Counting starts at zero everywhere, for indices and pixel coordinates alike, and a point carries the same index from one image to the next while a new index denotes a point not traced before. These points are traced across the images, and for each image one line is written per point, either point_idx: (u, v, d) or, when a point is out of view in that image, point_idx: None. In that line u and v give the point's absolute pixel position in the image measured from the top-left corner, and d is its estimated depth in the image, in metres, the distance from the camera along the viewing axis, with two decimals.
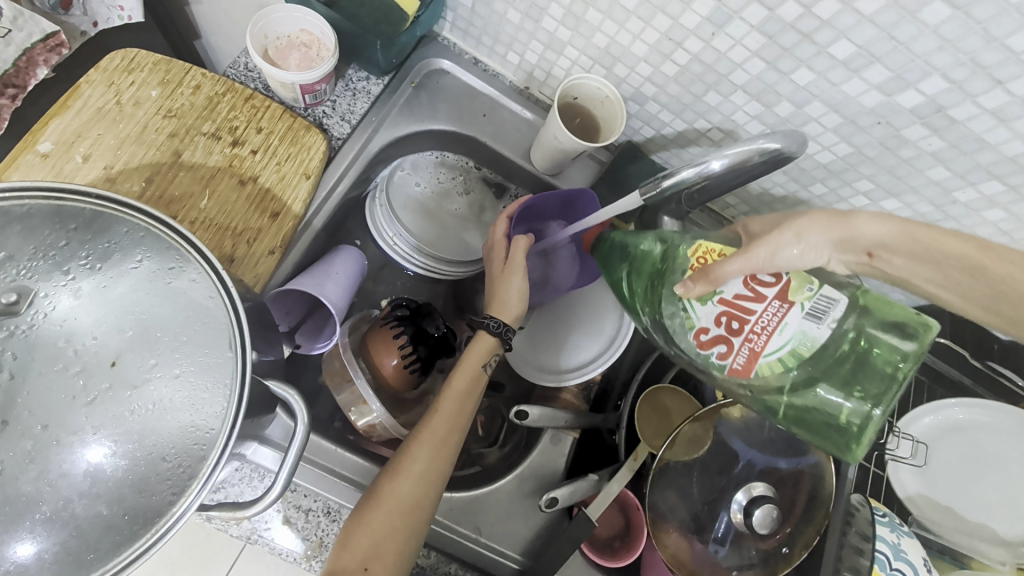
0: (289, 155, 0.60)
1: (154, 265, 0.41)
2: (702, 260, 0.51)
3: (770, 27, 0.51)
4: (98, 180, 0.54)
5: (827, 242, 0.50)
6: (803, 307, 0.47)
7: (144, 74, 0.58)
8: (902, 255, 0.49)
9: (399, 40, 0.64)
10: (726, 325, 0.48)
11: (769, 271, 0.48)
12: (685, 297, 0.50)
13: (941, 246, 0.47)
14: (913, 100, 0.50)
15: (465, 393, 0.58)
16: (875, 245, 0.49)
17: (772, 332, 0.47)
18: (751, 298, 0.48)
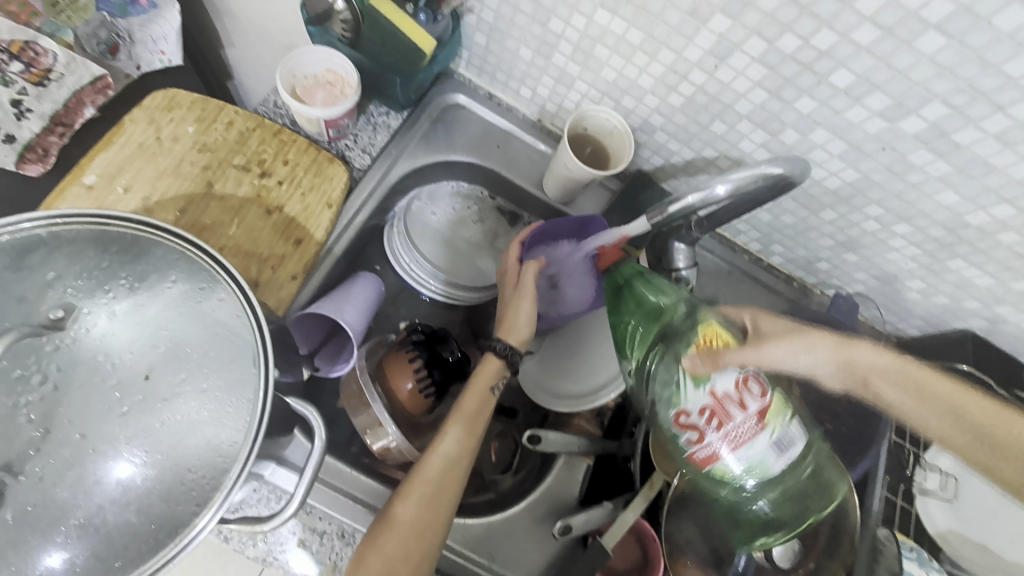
0: (313, 186, 0.63)
1: (185, 287, 0.44)
2: (707, 343, 0.53)
3: (771, 58, 0.53)
4: (137, 210, 0.58)
5: (832, 362, 0.52)
6: (773, 434, 0.48)
7: (182, 112, 0.62)
8: (891, 385, 0.50)
9: (418, 77, 0.68)
10: (706, 418, 0.50)
11: (760, 386, 0.50)
12: (687, 371, 0.52)
13: (929, 383, 0.50)
14: (915, 125, 0.51)
15: (475, 415, 0.59)
16: (874, 372, 0.51)
17: (739, 445, 0.48)
18: (738, 403, 0.49)
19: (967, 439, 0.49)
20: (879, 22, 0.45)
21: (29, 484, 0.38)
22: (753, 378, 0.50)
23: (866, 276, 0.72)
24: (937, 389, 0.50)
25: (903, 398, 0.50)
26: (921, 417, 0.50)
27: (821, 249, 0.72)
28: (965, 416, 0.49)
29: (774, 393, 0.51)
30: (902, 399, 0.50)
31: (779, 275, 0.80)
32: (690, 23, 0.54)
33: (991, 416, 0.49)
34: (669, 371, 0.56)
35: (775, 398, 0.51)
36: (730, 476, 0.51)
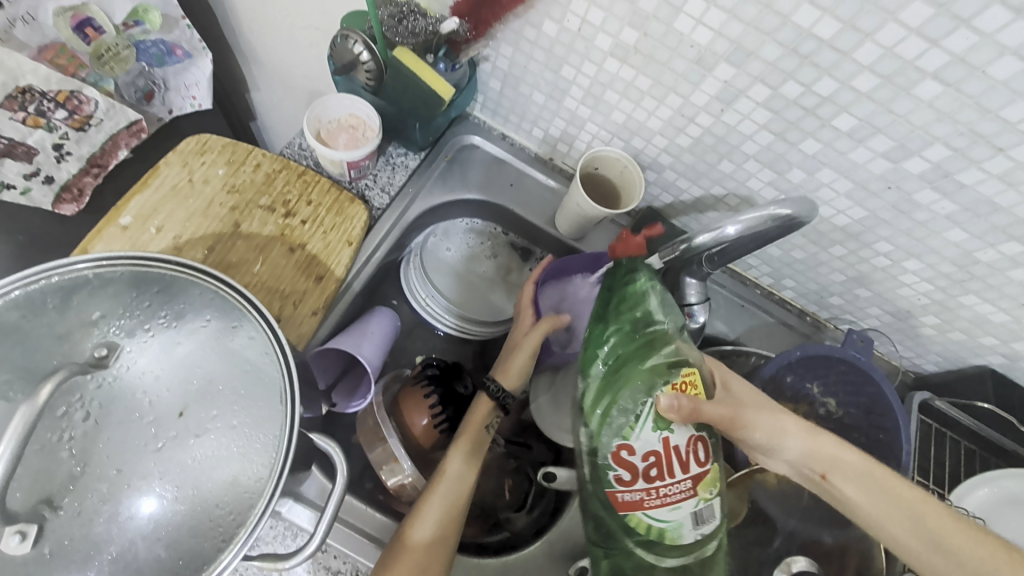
0: (335, 225, 0.66)
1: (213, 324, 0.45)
2: (682, 387, 0.48)
3: (775, 103, 0.55)
4: (168, 249, 0.60)
5: (800, 451, 0.52)
6: (699, 504, 0.46)
7: (213, 156, 0.66)
8: (849, 483, 0.50)
9: (436, 121, 0.71)
10: (648, 463, 0.46)
11: (706, 454, 0.47)
12: (658, 405, 0.46)
13: (888, 486, 0.49)
14: (919, 166, 0.53)
15: (474, 449, 0.59)
16: (835, 464, 0.51)
17: (666, 502, 0.45)
18: (682, 461, 0.46)
19: (921, 546, 0.47)
20: (877, 71, 0.47)
21: (67, 518, 0.40)
22: (702, 443, 0.48)
23: (879, 311, 0.72)
24: (896, 493, 0.49)
25: (861, 499, 0.49)
26: (876, 520, 0.49)
27: (832, 284, 0.72)
28: (923, 526, 0.47)
29: (716, 465, 0.49)
30: (860, 496, 0.50)
31: (791, 309, 0.80)
32: (696, 71, 0.56)
33: (952, 530, 0.47)
34: (627, 401, 0.48)
35: (714, 474, 0.47)
36: (637, 534, 0.46)
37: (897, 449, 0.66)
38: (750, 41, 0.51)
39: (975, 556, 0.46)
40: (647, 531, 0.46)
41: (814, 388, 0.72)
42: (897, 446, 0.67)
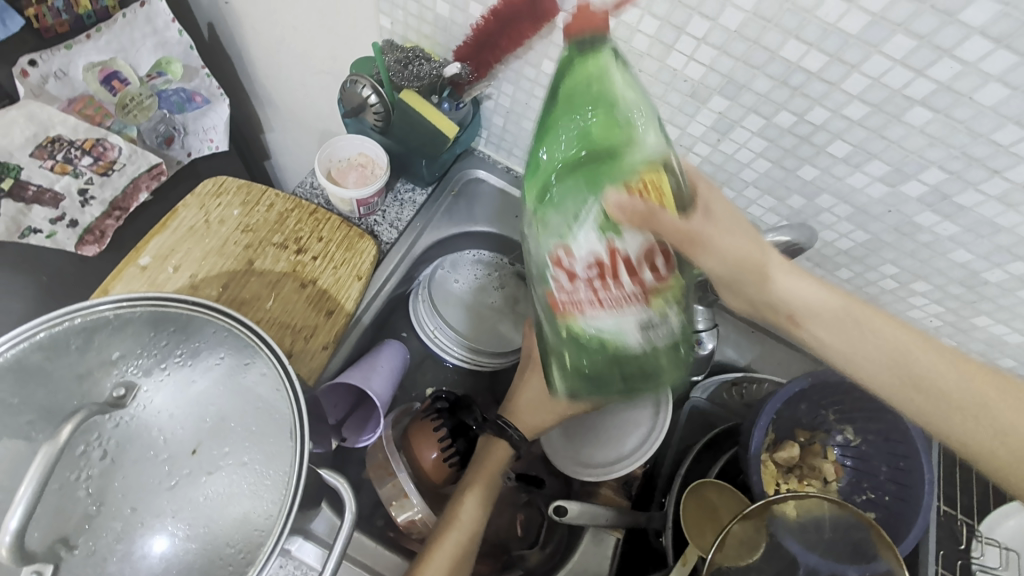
0: (345, 260, 0.67)
1: (225, 361, 0.46)
2: (644, 189, 0.39)
3: (770, 132, 0.56)
4: (184, 288, 0.62)
5: (769, 289, 0.46)
6: (648, 313, 0.43)
7: (229, 197, 0.68)
8: (868, 349, 0.46)
9: (442, 158, 0.74)
10: (591, 271, 0.41)
11: (663, 265, 0.42)
12: (605, 207, 0.39)
13: (915, 348, 0.46)
14: (917, 189, 0.53)
15: (487, 492, 0.61)
16: (861, 333, 0.46)
17: (608, 309, 0.42)
18: (632, 268, 0.41)
19: (945, 406, 0.46)
20: (867, 99, 0.49)
21: (82, 558, 0.40)
22: (662, 252, 0.42)
23: None
24: (927, 359, 0.46)
25: (886, 365, 0.46)
26: (897, 387, 0.46)
27: None
28: (949, 389, 0.45)
29: (675, 275, 0.44)
30: (884, 361, 0.46)
31: None
32: (691, 103, 0.58)
33: (980, 393, 0.45)
34: (580, 201, 0.41)
35: (672, 286, 0.44)
36: (584, 339, 0.45)
37: (920, 477, 0.64)
38: (741, 74, 0.53)
39: (1006, 415, 0.45)
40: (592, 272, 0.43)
41: (829, 415, 0.72)
42: (919, 473, 0.64)
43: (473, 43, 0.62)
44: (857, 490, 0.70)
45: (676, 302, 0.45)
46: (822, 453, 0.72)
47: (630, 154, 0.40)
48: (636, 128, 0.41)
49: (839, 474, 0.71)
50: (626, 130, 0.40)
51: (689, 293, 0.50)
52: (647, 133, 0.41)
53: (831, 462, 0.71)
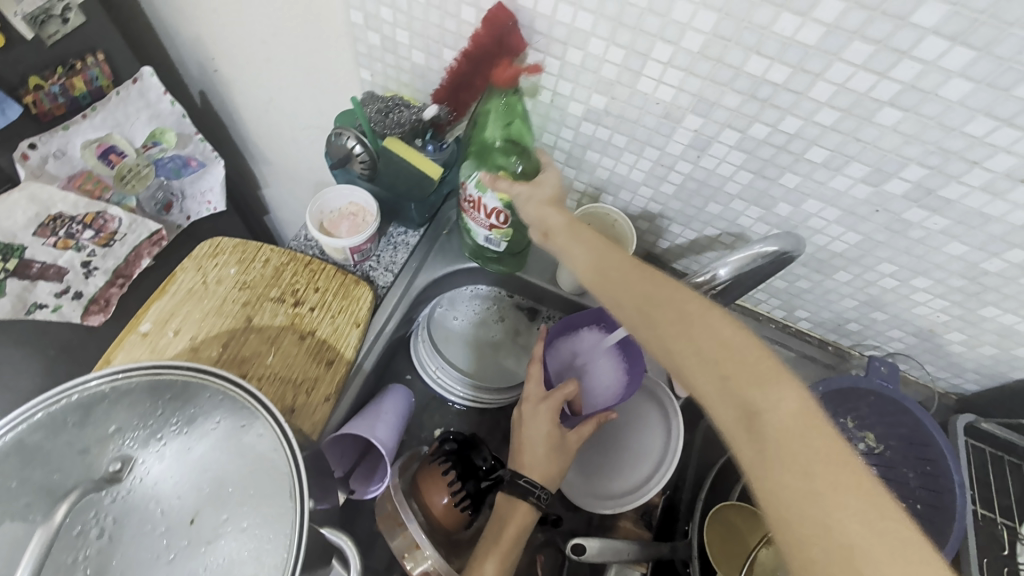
0: (342, 308, 0.68)
1: (223, 424, 0.46)
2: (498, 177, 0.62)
3: (746, 144, 0.57)
4: (184, 351, 0.63)
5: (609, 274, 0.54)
6: (489, 238, 0.70)
7: (225, 256, 0.69)
8: (634, 295, 0.51)
9: (430, 198, 0.75)
10: (469, 198, 0.67)
11: (502, 216, 0.66)
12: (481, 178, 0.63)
13: (694, 307, 0.48)
14: (901, 186, 0.54)
15: (507, 561, 0.57)
16: (644, 280, 0.52)
17: (472, 220, 0.69)
18: (488, 213, 0.66)
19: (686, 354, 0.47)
20: (836, 105, 0.49)
21: None
22: (506, 216, 0.66)
23: (901, 333, 0.72)
24: (704, 316, 0.47)
25: (701, 349, 0.46)
26: (653, 329, 0.49)
27: (847, 309, 0.73)
28: (696, 344, 0.46)
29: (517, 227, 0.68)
30: (645, 304, 0.50)
31: (810, 340, 0.81)
32: (665, 124, 0.59)
33: (729, 365, 0.45)
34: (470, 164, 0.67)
35: (509, 230, 0.68)
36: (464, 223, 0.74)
37: (948, 480, 0.63)
38: (710, 92, 0.54)
39: (751, 389, 0.43)
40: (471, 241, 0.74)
41: (850, 421, 0.68)
42: (946, 476, 0.63)
43: (449, 85, 0.64)
44: None
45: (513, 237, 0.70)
46: None
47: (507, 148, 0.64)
48: (519, 132, 0.64)
49: None
50: (512, 133, 0.64)
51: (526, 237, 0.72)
52: (524, 140, 0.65)
53: None
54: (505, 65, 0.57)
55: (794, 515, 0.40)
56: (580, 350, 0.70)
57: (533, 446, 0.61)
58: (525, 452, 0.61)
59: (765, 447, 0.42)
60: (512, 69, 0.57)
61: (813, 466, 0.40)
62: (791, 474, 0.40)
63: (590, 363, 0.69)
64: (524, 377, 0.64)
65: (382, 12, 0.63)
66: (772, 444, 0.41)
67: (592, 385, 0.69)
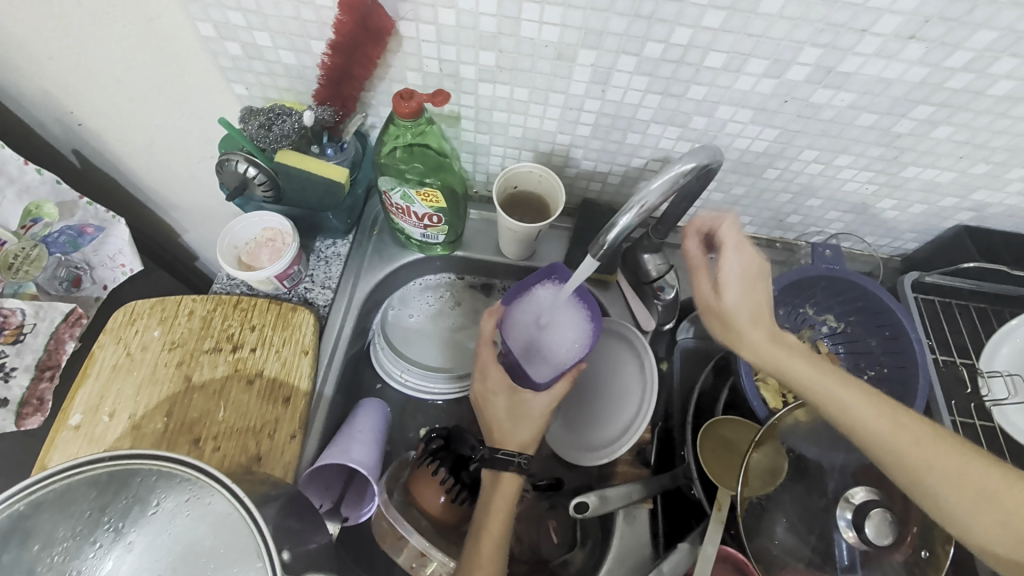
0: (285, 340, 0.64)
1: (168, 502, 0.42)
2: (425, 197, 0.62)
3: (646, 67, 0.55)
4: (126, 432, 0.58)
5: (857, 409, 0.50)
6: (424, 233, 0.70)
7: (145, 320, 0.64)
8: (890, 439, 0.49)
9: (346, 203, 0.70)
10: (399, 207, 0.66)
11: (433, 218, 0.66)
12: (408, 198, 0.63)
13: (961, 450, 0.49)
14: (801, 72, 0.53)
15: (503, 531, 0.56)
16: (904, 424, 0.49)
17: (402, 218, 0.68)
18: (420, 217, 0.67)
19: (964, 507, 0.47)
20: (719, 4, 0.48)
21: None
22: (437, 219, 0.67)
23: (839, 213, 0.74)
24: (968, 458, 0.48)
25: (980, 490, 0.47)
26: (931, 481, 0.48)
27: (784, 204, 0.73)
28: (975, 490, 0.47)
29: (451, 221, 0.68)
30: (916, 454, 0.48)
31: (758, 241, 0.82)
32: (561, 66, 0.57)
33: (1013, 504, 0.47)
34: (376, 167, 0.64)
35: (445, 226, 0.68)
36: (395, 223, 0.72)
37: (906, 338, 0.65)
38: (594, 22, 0.51)
39: None
40: (411, 242, 0.75)
41: (809, 310, 0.72)
42: (904, 335, 0.66)
43: (327, 82, 0.58)
44: (857, 372, 0.71)
45: (448, 230, 0.70)
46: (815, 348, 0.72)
47: (422, 160, 0.62)
48: (423, 139, 0.60)
49: (836, 362, 0.71)
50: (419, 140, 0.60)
51: (459, 228, 0.72)
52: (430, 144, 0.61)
53: (826, 354, 0.71)
54: (404, 98, 0.54)
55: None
56: (544, 309, 0.65)
57: (500, 416, 0.61)
58: (494, 425, 0.60)
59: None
60: (411, 100, 0.54)
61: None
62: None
63: (554, 321, 0.64)
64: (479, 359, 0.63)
65: (231, 17, 0.57)
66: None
67: (557, 343, 0.64)
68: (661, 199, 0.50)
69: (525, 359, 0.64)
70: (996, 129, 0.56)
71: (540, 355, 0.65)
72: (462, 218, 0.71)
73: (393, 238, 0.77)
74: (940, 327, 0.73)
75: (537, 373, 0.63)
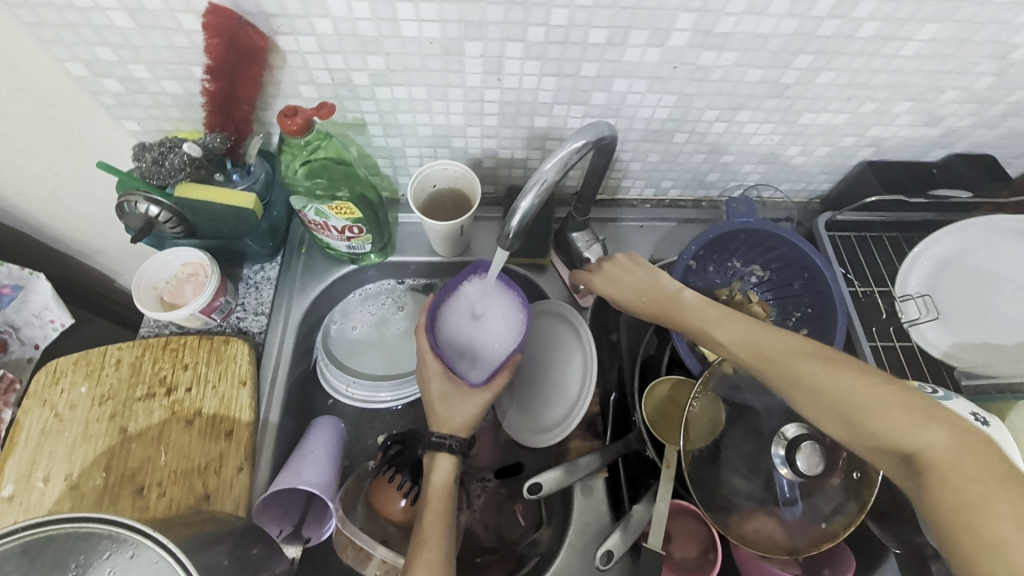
0: (221, 374, 0.63)
1: (88, 560, 0.39)
2: (337, 209, 0.62)
3: (535, 51, 0.55)
4: (63, 493, 0.57)
5: (711, 326, 0.56)
6: (349, 244, 0.69)
7: (69, 377, 0.62)
8: (739, 346, 0.54)
9: (263, 226, 0.68)
10: (318, 222, 0.65)
11: (354, 228, 0.66)
12: (324, 213, 0.63)
13: (818, 357, 0.49)
14: (682, 38, 0.54)
15: (443, 507, 0.56)
16: (763, 344, 0.53)
17: (324, 233, 0.68)
18: (340, 229, 0.66)
19: (825, 416, 0.48)
20: None
21: None
22: (357, 228, 0.66)
23: (753, 165, 0.76)
24: (822, 362, 0.49)
25: (820, 387, 0.48)
26: (777, 377, 0.51)
27: (700, 164, 0.75)
28: (825, 395, 0.48)
29: (373, 228, 0.68)
30: (765, 357, 0.52)
31: (685, 204, 0.84)
32: (452, 61, 0.56)
33: (857, 399, 0.46)
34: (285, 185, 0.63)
35: (367, 235, 0.68)
36: (321, 239, 0.71)
37: (823, 278, 0.69)
38: (471, 14, 0.51)
39: (885, 418, 0.44)
40: (341, 256, 0.74)
41: (736, 263, 0.75)
42: (821, 275, 0.69)
43: (212, 107, 0.57)
44: (786, 316, 0.74)
45: (371, 237, 0.69)
46: (745, 299, 0.74)
47: (327, 172, 0.61)
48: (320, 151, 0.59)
49: (767, 310, 0.74)
50: (317, 155, 0.60)
51: (383, 231, 0.71)
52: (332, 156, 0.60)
53: (757, 303, 0.74)
54: (288, 115, 0.54)
55: (968, 525, 0.38)
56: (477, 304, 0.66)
57: (433, 404, 0.61)
58: (431, 410, 0.61)
59: (928, 475, 0.41)
60: (296, 117, 0.54)
61: (971, 465, 0.40)
62: (951, 486, 0.40)
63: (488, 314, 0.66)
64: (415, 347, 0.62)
65: (101, 52, 0.55)
66: (936, 470, 0.41)
67: (490, 338, 0.66)
68: (558, 178, 0.51)
69: (462, 357, 0.66)
70: (874, 68, 0.59)
71: (473, 353, 0.66)
72: (385, 222, 0.71)
73: (322, 252, 0.76)
74: (857, 262, 0.77)
75: (472, 371, 0.65)
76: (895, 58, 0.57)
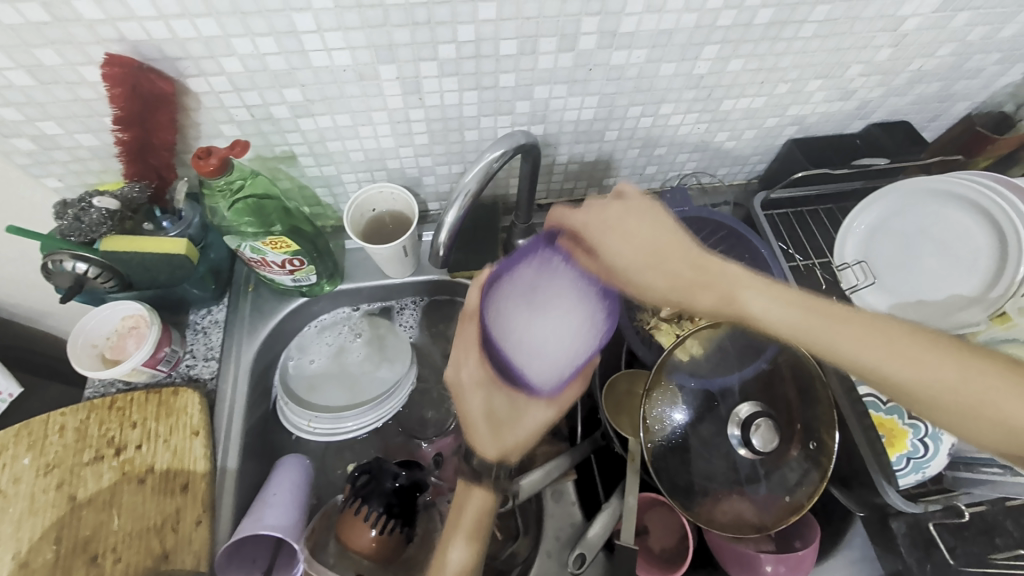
0: (171, 428, 0.61)
1: None
2: (272, 245, 0.61)
3: (450, 68, 0.56)
4: (13, 572, 0.55)
5: (784, 314, 0.48)
6: (293, 278, 0.69)
7: (9, 450, 0.59)
8: (836, 337, 0.47)
9: (201, 270, 0.67)
10: (256, 259, 0.64)
11: (294, 261, 0.65)
12: (260, 251, 0.62)
13: (942, 345, 0.46)
14: (590, 41, 0.56)
15: None
16: (867, 334, 0.46)
17: (267, 271, 0.67)
18: (280, 264, 0.65)
19: (939, 410, 0.45)
20: None
21: None
22: (297, 261, 0.65)
23: (687, 154, 0.78)
24: (947, 354, 0.45)
25: (938, 381, 0.45)
26: (883, 369, 0.46)
27: (636, 159, 0.77)
28: (942, 390, 0.45)
29: (315, 258, 0.67)
30: (869, 351, 0.46)
31: None
32: (369, 86, 0.57)
33: (976, 387, 0.44)
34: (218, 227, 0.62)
35: (310, 266, 0.67)
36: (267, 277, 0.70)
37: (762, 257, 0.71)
38: (379, 37, 0.52)
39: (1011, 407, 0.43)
40: (290, 290, 0.73)
41: None
42: (761, 255, 0.71)
43: (129, 157, 0.57)
44: None
45: (315, 269, 0.69)
46: None
47: (257, 211, 0.60)
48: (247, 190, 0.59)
49: None
50: (246, 194, 0.59)
51: (327, 259, 0.70)
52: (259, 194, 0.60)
53: None
54: (203, 157, 0.53)
55: None
56: (541, 286, 0.52)
57: (477, 422, 0.58)
58: (471, 429, 0.58)
59: None
60: (210, 158, 0.53)
61: None
62: None
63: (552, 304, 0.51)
64: (460, 340, 0.56)
65: (4, 113, 0.53)
66: None
67: (556, 339, 0.51)
68: (480, 186, 0.53)
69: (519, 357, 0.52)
70: (778, 52, 0.61)
71: (533, 351, 0.52)
72: (328, 253, 0.71)
73: (272, 289, 0.75)
74: (797, 237, 0.79)
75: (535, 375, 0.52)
76: (796, 41, 0.60)
